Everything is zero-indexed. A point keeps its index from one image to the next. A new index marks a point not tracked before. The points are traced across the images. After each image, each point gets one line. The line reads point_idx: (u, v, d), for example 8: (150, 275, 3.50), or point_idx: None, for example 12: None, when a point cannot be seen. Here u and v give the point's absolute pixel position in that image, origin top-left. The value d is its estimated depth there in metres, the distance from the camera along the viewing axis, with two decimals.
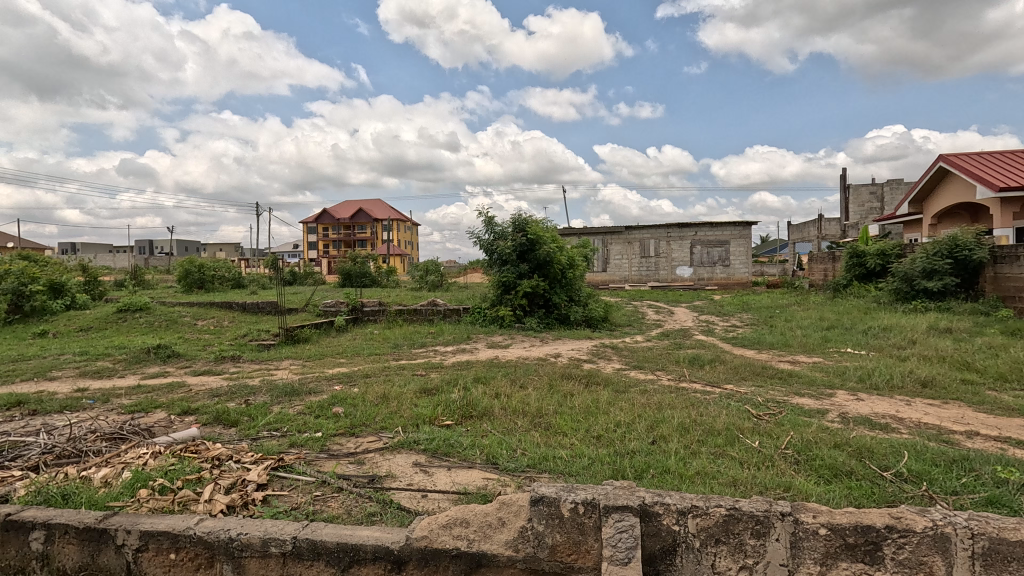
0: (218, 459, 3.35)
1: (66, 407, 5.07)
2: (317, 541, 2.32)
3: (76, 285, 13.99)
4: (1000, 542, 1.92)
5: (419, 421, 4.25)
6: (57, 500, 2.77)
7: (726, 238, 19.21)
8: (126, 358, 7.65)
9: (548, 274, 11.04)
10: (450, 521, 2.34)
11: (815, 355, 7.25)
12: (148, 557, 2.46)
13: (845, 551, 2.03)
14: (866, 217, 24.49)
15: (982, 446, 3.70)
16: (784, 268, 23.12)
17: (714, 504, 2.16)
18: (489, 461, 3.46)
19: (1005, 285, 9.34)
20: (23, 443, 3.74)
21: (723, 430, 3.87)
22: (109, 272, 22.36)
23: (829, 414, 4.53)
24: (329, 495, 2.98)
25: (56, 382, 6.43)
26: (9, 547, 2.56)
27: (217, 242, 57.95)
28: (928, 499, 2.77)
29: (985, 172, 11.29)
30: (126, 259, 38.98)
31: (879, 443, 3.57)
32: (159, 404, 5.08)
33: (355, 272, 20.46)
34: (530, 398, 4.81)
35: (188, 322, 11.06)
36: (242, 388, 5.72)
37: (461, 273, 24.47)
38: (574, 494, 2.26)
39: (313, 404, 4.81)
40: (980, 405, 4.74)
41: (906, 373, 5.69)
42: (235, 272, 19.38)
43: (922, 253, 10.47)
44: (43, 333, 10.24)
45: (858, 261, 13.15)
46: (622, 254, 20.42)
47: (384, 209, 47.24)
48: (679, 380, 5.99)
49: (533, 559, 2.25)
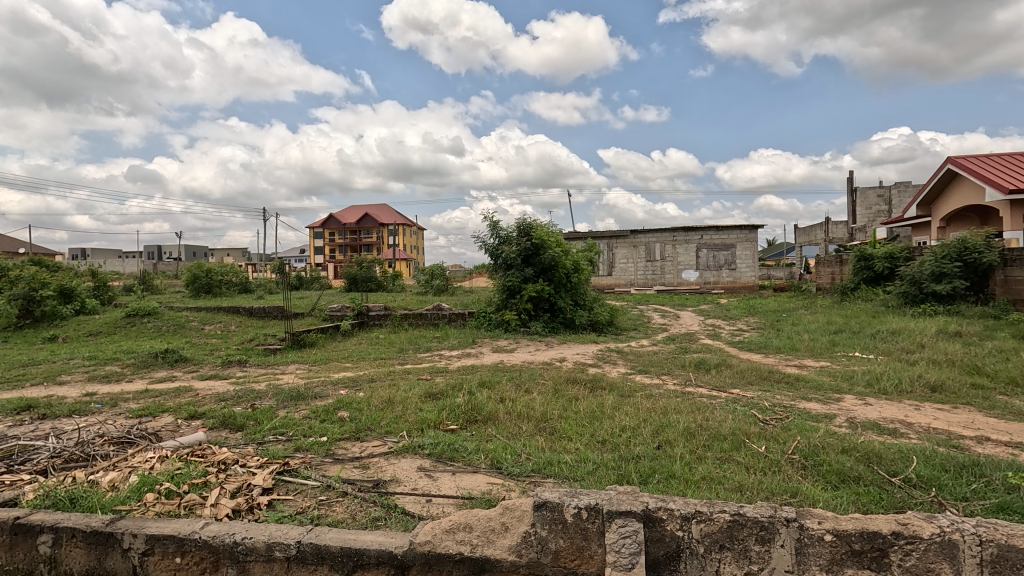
0: (224, 463, 3.39)
1: (75, 411, 5.13)
2: (322, 546, 2.33)
3: (86, 290, 14.11)
4: (1009, 549, 1.89)
5: (424, 425, 4.27)
6: (64, 503, 2.79)
7: (732, 242, 19.11)
8: (133, 362, 7.73)
9: (553, 278, 11.03)
10: (453, 526, 2.35)
11: (823, 359, 7.22)
12: (153, 561, 2.46)
13: (851, 557, 2.01)
14: (873, 220, 24.36)
15: (992, 452, 3.64)
16: (791, 271, 22.96)
17: (718, 510, 2.14)
18: (494, 465, 3.45)
19: (1015, 288, 9.22)
20: (32, 448, 3.79)
21: (730, 434, 3.84)
22: (119, 278, 22.57)
23: (837, 419, 4.49)
24: (333, 500, 2.98)
25: (66, 386, 6.51)
26: (18, 550, 2.59)
27: (224, 249, 59.05)
28: (936, 506, 2.74)
29: (994, 174, 11.18)
30: (138, 266, 39.64)
31: (888, 447, 3.54)
32: (166, 408, 5.12)
33: (361, 276, 20.53)
34: (535, 403, 4.81)
35: (195, 326, 11.16)
36: (248, 391, 5.77)
37: (467, 278, 24.61)
38: (577, 499, 2.25)
39: (319, 408, 4.84)
40: (991, 410, 4.69)
41: (916, 377, 5.62)
42: (242, 277, 19.48)
43: (930, 256, 10.37)
44: (53, 338, 10.37)
45: (866, 264, 13.04)
46: (628, 257, 20.34)
47: (390, 213, 47.40)
48: (684, 384, 5.95)
49: (536, 564, 2.25)
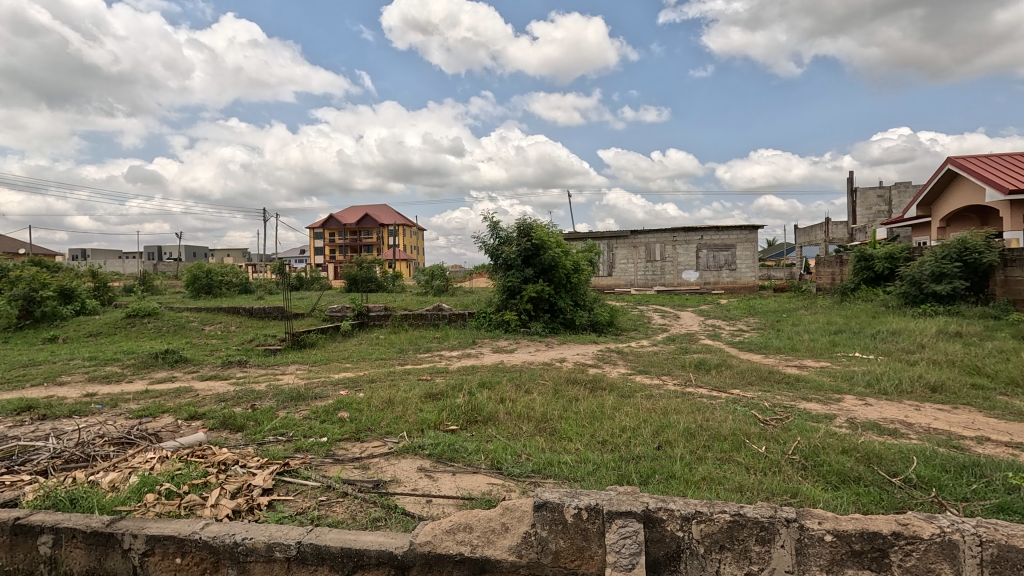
0: (224, 463, 3.39)
1: (75, 412, 5.13)
2: (322, 547, 2.33)
3: (86, 291, 14.12)
4: (1010, 549, 1.89)
5: (424, 426, 4.28)
6: (64, 504, 2.79)
7: (732, 242, 19.12)
8: (134, 362, 7.73)
9: (553, 279, 11.03)
10: (453, 526, 2.35)
11: (823, 359, 7.23)
12: (153, 561, 2.46)
13: (851, 558, 2.01)
14: (873, 220, 24.37)
15: (992, 452, 3.64)
16: (791, 271, 22.98)
17: (718, 510, 2.14)
18: (494, 466, 3.45)
19: (1015, 289, 9.22)
20: (33, 448, 3.79)
21: (730, 435, 3.84)
22: (120, 279, 22.60)
23: (837, 419, 4.49)
24: (334, 500, 2.98)
25: (66, 387, 6.52)
26: (18, 551, 2.59)
27: (224, 249, 59.11)
28: (936, 506, 2.74)
29: (994, 174, 11.19)
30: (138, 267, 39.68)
31: (888, 448, 3.54)
32: (167, 408, 5.12)
33: (361, 277, 20.55)
34: (535, 403, 4.82)
35: (196, 327, 11.17)
36: (248, 392, 5.78)
37: (467, 278, 24.63)
38: (577, 499, 2.25)
39: (319, 409, 4.84)
40: (991, 410, 4.69)
41: (917, 377, 5.62)
42: (242, 277, 19.50)
43: (930, 256, 10.38)
44: (53, 339, 10.38)
45: (866, 264, 13.05)
46: (628, 258, 20.34)
47: (391, 213, 47.43)
48: (684, 385, 5.96)
49: (536, 565, 2.25)
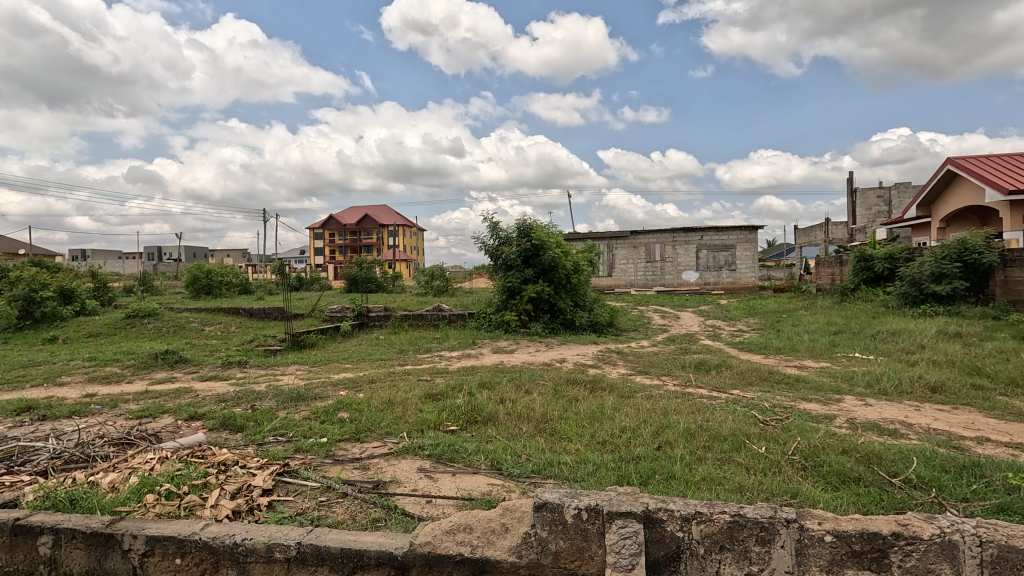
0: (224, 464, 3.39)
1: (75, 412, 5.13)
2: (322, 547, 2.33)
3: (86, 292, 14.12)
4: (1009, 549, 1.89)
5: (424, 426, 4.28)
6: (64, 504, 2.79)
7: (732, 243, 19.13)
8: (134, 363, 7.73)
9: (553, 279, 11.03)
10: (453, 527, 2.35)
11: (823, 359, 7.24)
12: (153, 562, 2.46)
13: (851, 558, 2.01)
14: (873, 220, 24.38)
15: (992, 453, 3.64)
16: (791, 271, 23.00)
17: (718, 511, 2.14)
18: (494, 466, 3.45)
19: (1015, 289, 9.22)
20: (33, 448, 3.80)
21: (730, 435, 3.84)
22: (120, 279, 22.61)
23: (837, 419, 4.50)
24: (334, 501, 2.98)
25: (66, 387, 6.52)
26: (17, 552, 2.59)
27: (224, 250, 59.13)
28: (937, 507, 2.74)
29: (994, 174, 11.19)
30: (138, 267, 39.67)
31: (888, 448, 3.54)
32: (167, 409, 5.13)
33: (362, 277, 20.56)
34: (535, 403, 4.82)
35: (195, 327, 11.17)
36: (248, 392, 5.78)
37: (467, 278, 24.64)
38: (577, 499, 2.25)
39: (319, 409, 4.84)
40: (990, 410, 4.69)
41: (916, 377, 5.63)
42: (242, 277, 19.51)
43: (930, 257, 10.38)
44: (53, 339, 10.38)
45: (865, 265, 13.06)
46: (628, 258, 20.35)
47: (391, 214, 47.46)
48: (684, 385, 5.97)
49: (536, 565, 2.25)
